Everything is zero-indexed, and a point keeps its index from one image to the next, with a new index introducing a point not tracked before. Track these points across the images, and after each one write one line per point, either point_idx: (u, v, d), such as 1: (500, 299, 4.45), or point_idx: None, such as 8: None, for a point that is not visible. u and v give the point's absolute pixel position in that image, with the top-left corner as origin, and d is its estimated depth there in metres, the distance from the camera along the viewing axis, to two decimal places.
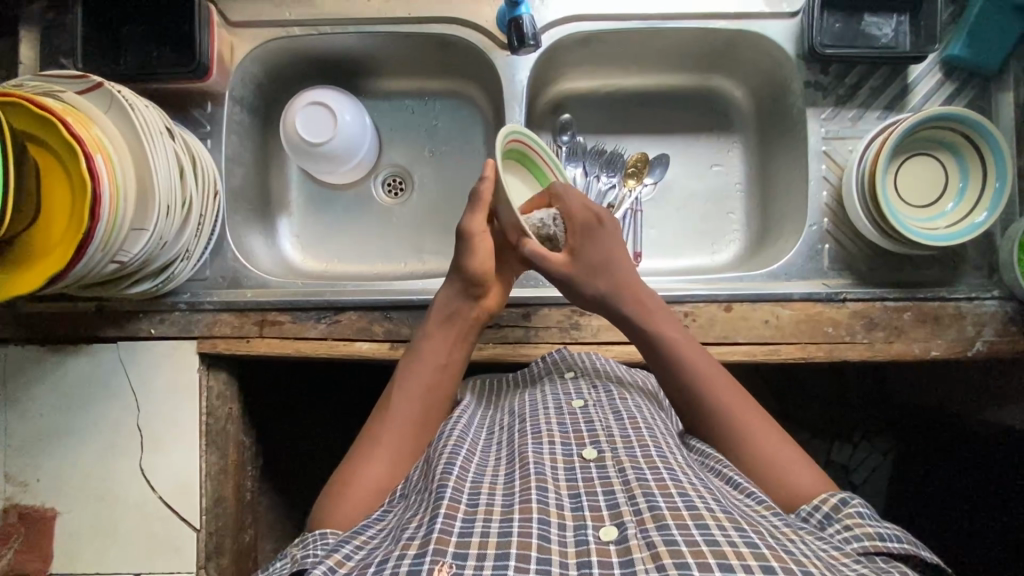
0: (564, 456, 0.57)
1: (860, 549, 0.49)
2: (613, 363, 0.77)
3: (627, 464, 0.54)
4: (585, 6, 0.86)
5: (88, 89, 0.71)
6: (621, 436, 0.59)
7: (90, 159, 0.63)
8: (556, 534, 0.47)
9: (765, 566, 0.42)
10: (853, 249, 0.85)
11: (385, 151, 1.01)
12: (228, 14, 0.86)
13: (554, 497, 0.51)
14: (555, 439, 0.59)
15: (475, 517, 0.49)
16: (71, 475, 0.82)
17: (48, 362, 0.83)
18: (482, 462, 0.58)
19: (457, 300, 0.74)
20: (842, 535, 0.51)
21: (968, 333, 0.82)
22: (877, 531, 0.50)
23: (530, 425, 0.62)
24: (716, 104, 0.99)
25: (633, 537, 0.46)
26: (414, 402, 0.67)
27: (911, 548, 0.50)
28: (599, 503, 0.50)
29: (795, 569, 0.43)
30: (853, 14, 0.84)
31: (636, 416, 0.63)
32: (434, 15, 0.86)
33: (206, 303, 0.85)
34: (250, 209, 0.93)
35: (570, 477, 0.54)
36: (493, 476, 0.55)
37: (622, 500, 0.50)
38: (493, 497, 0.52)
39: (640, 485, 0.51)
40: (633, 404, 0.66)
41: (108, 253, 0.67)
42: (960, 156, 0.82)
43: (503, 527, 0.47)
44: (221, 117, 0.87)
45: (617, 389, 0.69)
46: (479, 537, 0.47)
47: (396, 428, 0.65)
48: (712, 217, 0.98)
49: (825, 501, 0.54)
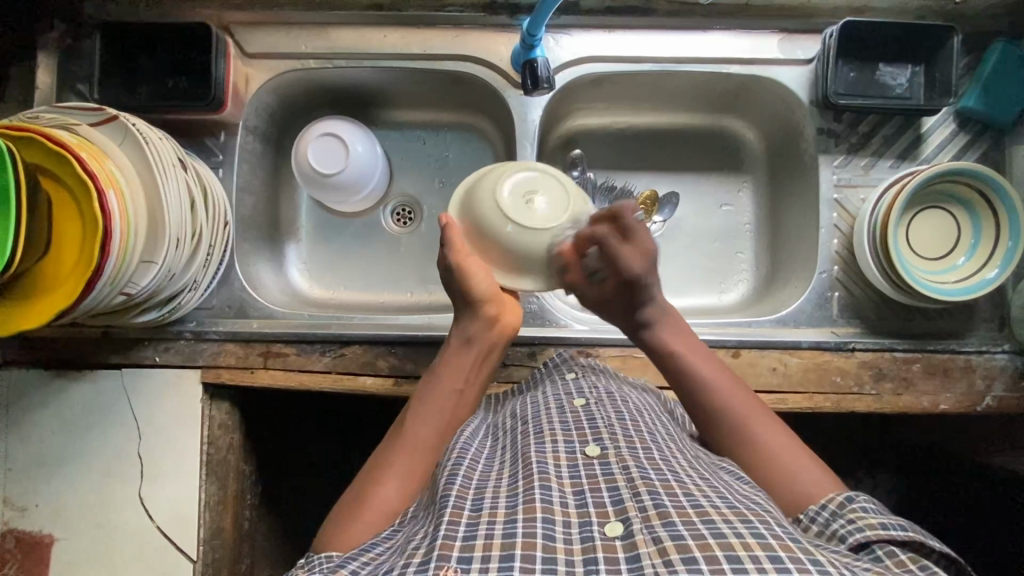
0: (568, 453, 0.56)
1: (862, 541, 0.48)
2: (612, 370, 0.77)
3: (631, 462, 0.53)
4: (600, 47, 0.86)
5: (103, 123, 0.71)
6: (624, 435, 0.58)
7: (100, 196, 0.63)
8: (561, 532, 0.46)
9: (773, 556, 0.41)
10: (862, 297, 0.84)
11: (395, 180, 1.01)
12: (244, 46, 0.87)
13: (558, 495, 0.50)
14: (557, 439, 0.58)
15: (478, 521, 0.48)
16: (69, 501, 0.81)
17: (51, 387, 0.83)
18: (484, 468, 0.57)
19: (476, 324, 0.72)
20: (844, 530, 0.50)
21: (978, 387, 0.81)
22: (880, 521, 0.49)
23: (533, 426, 0.61)
24: (728, 144, 0.99)
25: (638, 532, 0.45)
26: (433, 426, 0.66)
27: (920, 537, 0.48)
28: (603, 499, 0.49)
29: (804, 559, 0.41)
30: (868, 63, 0.84)
31: (637, 419, 0.62)
32: (449, 51, 0.87)
33: (211, 333, 0.85)
34: (259, 237, 0.93)
35: (574, 474, 0.53)
36: (496, 481, 0.54)
37: (627, 497, 0.49)
38: (497, 500, 0.50)
39: (645, 483, 0.50)
40: (634, 405, 0.65)
41: (115, 286, 0.67)
42: (974, 213, 0.81)
43: (508, 528, 0.46)
44: (234, 147, 0.88)
45: (619, 390, 0.68)
46: (483, 540, 0.46)
47: (411, 453, 0.63)
48: (720, 257, 0.98)
49: (830, 499, 0.53)
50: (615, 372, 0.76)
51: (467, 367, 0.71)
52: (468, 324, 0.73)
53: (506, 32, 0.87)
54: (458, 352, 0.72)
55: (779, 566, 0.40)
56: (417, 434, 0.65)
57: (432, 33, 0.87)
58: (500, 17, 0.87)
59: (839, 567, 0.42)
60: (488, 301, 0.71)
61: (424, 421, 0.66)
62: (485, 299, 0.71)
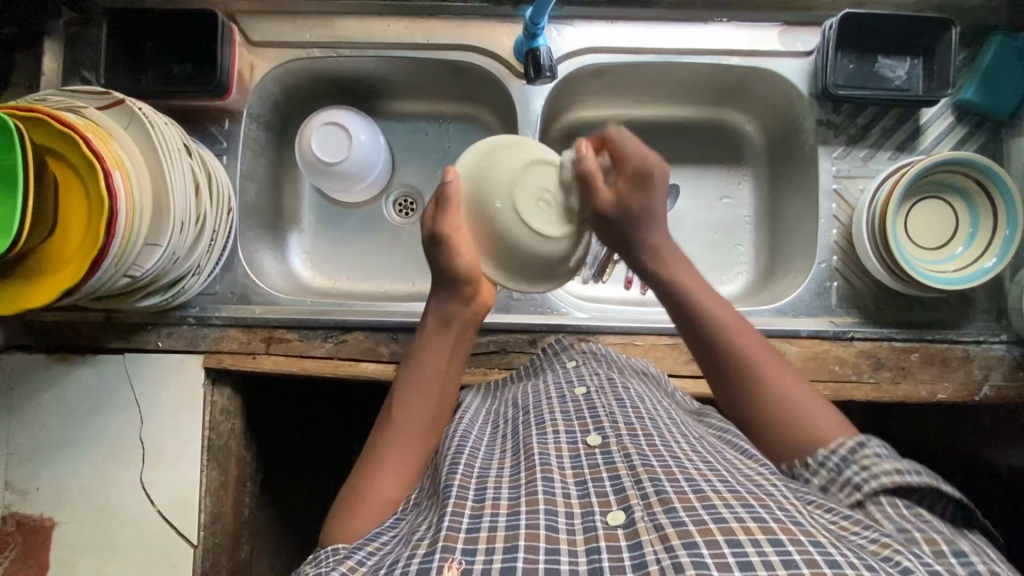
0: (569, 444, 0.56)
1: (876, 489, 0.51)
2: (613, 352, 0.77)
3: (633, 450, 0.53)
4: (601, 37, 0.87)
5: (111, 106, 0.72)
6: (625, 422, 0.57)
7: (108, 177, 0.63)
8: (564, 523, 0.47)
9: (774, 540, 0.42)
10: (861, 287, 0.85)
11: (397, 171, 1.01)
12: (249, 35, 0.88)
13: (560, 486, 0.50)
14: (559, 429, 0.58)
15: (481, 513, 0.48)
16: (70, 485, 0.81)
17: (53, 372, 0.83)
18: (485, 456, 0.58)
19: (449, 304, 0.67)
20: (859, 478, 0.52)
21: (976, 376, 0.82)
22: (894, 467, 0.51)
23: (534, 416, 0.61)
24: (728, 137, 1.00)
25: (641, 520, 0.46)
26: (419, 412, 0.65)
27: (934, 482, 0.50)
28: (605, 489, 0.50)
29: (803, 540, 0.42)
30: (866, 56, 0.85)
31: (638, 403, 0.61)
32: (452, 41, 0.88)
33: (214, 318, 0.86)
34: (261, 225, 0.94)
35: (576, 465, 0.53)
36: (498, 470, 0.54)
37: (628, 485, 0.49)
38: (500, 491, 0.51)
39: (646, 469, 0.50)
40: (636, 392, 0.65)
41: (121, 267, 0.67)
42: (971, 202, 0.82)
43: (510, 521, 0.47)
44: (238, 134, 0.88)
45: (619, 377, 0.68)
46: (487, 531, 0.46)
47: (399, 439, 0.63)
48: (720, 249, 0.98)
49: (843, 445, 0.55)
50: (617, 355, 0.76)
51: (446, 352, 0.68)
52: (438, 302, 0.68)
53: (509, 23, 0.88)
54: (437, 334, 0.68)
55: (779, 550, 0.41)
56: (407, 425, 0.64)
57: (435, 23, 0.88)
58: (503, 8, 0.88)
59: (840, 546, 0.42)
60: (469, 281, 0.66)
61: (408, 410, 0.65)
62: (469, 280, 0.65)
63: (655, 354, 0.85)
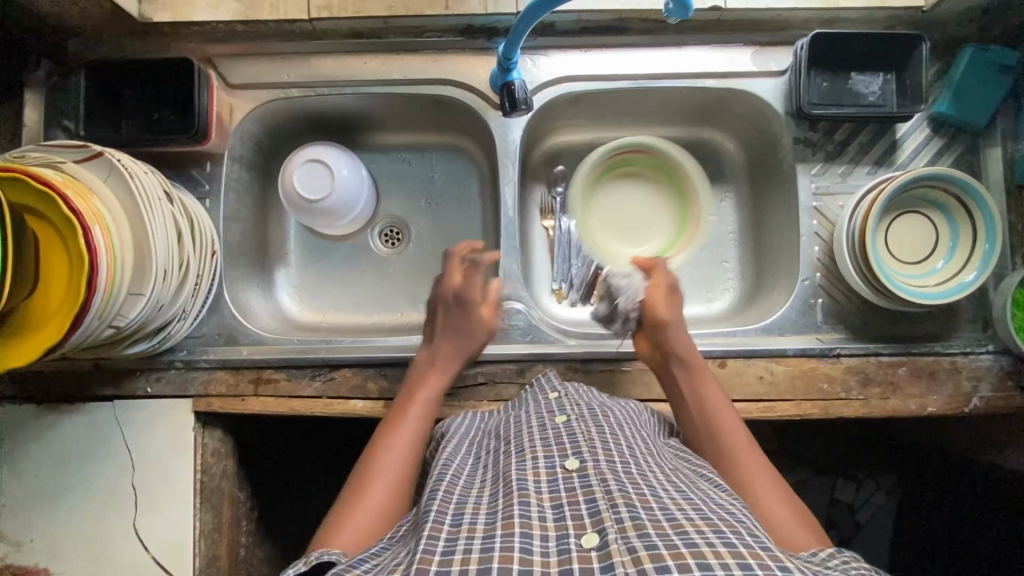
0: (547, 468, 0.56)
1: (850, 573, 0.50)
2: (594, 391, 0.74)
3: (610, 476, 0.53)
4: (577, 66, 0.88)
5: (88, 159, 0.72)
6: (603, 448, 0.58)
7: (88, 234, 0.64)
8: (538, 545, 0.47)
9: (743, 563, 0.42)
10: (845, 303, 0.85)
11: (382, 202, 1.02)
12: (227, 77, 0.89)
13: (536, 510, 0.50)
14: (538, 455, 0.58)
15: (458, 536, 0.48)
16: (63, 534, 0.81)
17: (44, 422, 0.83)
18: (464, 485, 0.58)
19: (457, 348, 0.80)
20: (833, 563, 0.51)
21: (965, 389, 0.82)
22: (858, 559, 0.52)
23: (515, 444, 0.62)
24: (708, 155, 1.01)
25: (614, 542, 0.45)
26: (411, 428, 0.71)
27: None
28: (581, 512, 0.49)
29: (771, 565, 0.42)
30: (840, 73, 0.86)
31: (617, 432, 0.62)
32: (428, 75, 0.89)
33: (202, 360, 0.86)
34: (248, 263, 0.94)
35: (553, 489, 0.53)
36: (476, 499, 0.55)
37: (603, 508, 0.49)
38: (477, 517, 0.51)
39: (622, 495, 0.50)
40: (615, 419, 0.65)
41: (105, 319, 0.68)
42: (950, 217, 0.83)
43: (486, 543, 0.47)
44: (220, 176, 0.89)
45: (599, 405, 0.68)
46: (462, 554, 0.46)
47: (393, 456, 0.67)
48: (706, 267, 0.99)
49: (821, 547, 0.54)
50: (599, 392, 0.75)
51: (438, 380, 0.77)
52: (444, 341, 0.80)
53: (484, 55, 0.89)
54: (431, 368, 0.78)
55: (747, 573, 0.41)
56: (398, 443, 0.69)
57: (411, 58, 0.89)
58: (478, 41, 0.89)
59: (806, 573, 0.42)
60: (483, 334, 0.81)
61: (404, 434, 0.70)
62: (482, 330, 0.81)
63: (644, 380, 0.84)
